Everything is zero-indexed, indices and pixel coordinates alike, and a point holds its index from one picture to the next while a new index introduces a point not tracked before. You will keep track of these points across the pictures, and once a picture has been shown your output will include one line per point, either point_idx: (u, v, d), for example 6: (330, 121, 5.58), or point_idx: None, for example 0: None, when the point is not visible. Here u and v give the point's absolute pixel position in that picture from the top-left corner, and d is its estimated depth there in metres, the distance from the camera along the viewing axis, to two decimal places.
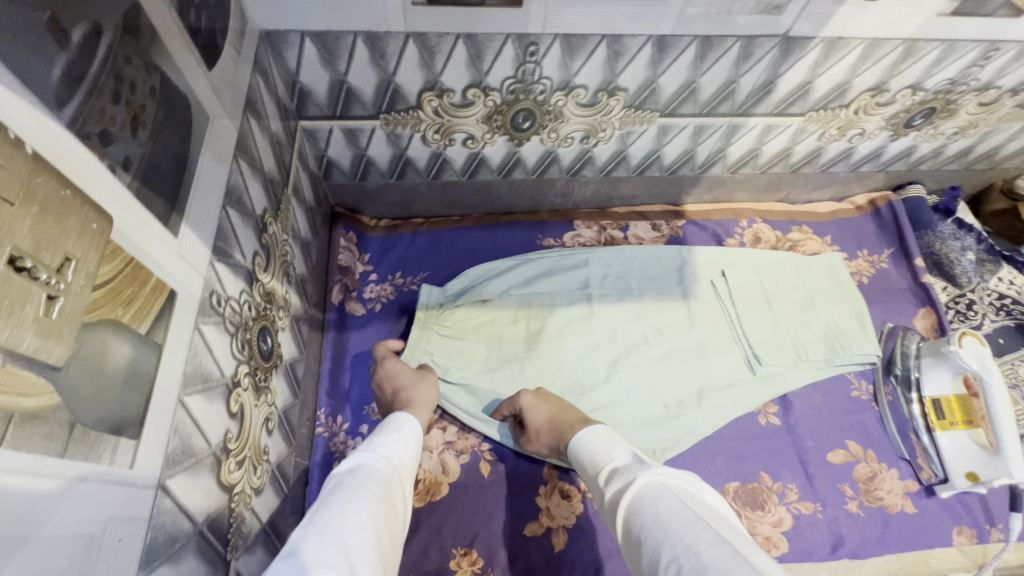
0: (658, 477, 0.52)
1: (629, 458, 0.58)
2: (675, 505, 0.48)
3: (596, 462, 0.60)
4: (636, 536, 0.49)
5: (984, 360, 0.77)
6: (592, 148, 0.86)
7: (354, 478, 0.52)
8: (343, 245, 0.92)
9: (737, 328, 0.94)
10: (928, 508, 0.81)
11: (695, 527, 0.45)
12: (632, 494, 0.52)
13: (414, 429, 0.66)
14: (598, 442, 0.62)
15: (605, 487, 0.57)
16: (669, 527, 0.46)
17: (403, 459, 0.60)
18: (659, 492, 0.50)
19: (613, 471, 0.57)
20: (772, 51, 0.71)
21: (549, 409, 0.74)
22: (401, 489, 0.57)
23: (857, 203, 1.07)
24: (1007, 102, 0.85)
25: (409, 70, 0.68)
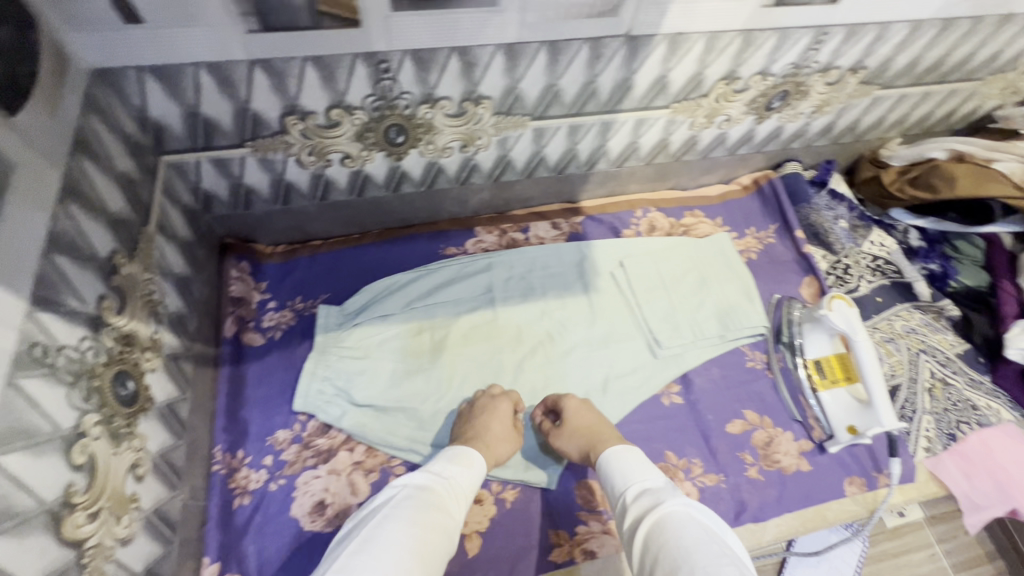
0: (688, 507, 0.59)
1: (660, 483, 0.64)
2: (701, 537, 0.55)
3: (624, 477, 0.66)
4: (656, 551, 0.56)
5: (851, 320, 0.82)
6: (473, 156, 0.88)
7: (410, 498, 0.61)
8: (236, 276, 0.90)
9: (638, 315, 0.97)
10: (822, 464, 0.86)
11: (718, 562, 0.52)
12: (659, 518, 0.59)
13: (484, 467, 0.71)
14: (629, 464, 0.67)
15: (628, 502, 0.63)
16: (693, 556, 0.53)
17: (461, 481, 0.67)
18: (689, 520, 0.57)
19: (640, 491, 0.63)
20: (620, 50, 0.75)
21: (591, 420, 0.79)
22: (458, 504, 0.65)
23: (743, 184, 1.13)
24: (850, 80, 0.92)
25: (264, 96, 0.68)
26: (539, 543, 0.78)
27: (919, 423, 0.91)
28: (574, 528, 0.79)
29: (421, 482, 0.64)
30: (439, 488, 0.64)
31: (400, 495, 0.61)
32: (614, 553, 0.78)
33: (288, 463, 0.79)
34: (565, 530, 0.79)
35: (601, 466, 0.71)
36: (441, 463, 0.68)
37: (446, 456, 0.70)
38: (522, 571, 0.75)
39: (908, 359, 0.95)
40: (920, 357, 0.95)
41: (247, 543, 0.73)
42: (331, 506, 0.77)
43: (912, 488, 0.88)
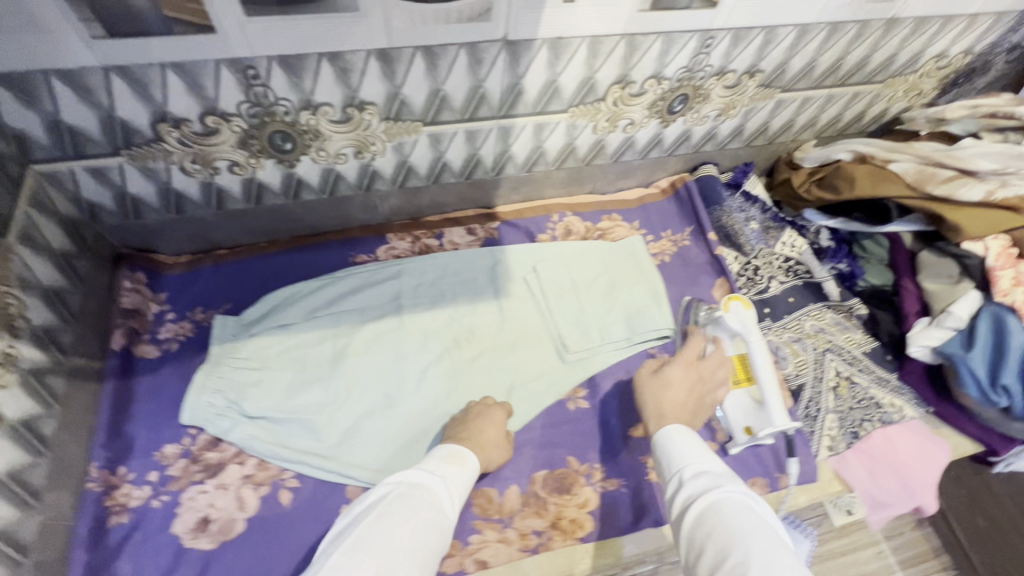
0: (745, 496, 0.58)
1: (720, 470, 0.64)
2: (757, 524, 0.54)
3: (682, 458, 0.66)
4: (705, 530, 0.56)
5: (745, 321, 0.83)
6: (371, 162, 0.87)
7: (408, 494, 0.60)
8: (130, 287, 0.88)
9: (548, 319, 0.97)
10: None
11: (773, 552, 0.51)
12: (714, 498, 0.58)
13: (472, 472, 0.71)
14: (687, 447, 0.68)
15: (686, 480, 0.63)
16: (749, 537, 0.52)
17: (456, 483, 0.66)
18: (746, 507, 0.56)
19: (699, 472, 0.63)
20: (501, 54, 0.74)
21: (683, 390, 0.81)
22: (453, 505, 0.63)
23: (661, 187, 1.14)
24: (749, 84, 0.93)
25: (128, 104, 0.67)
26: None
27: (822, 421, 0.91)
28: (467, 537, 0.78)
29: (420, 480, 0.63)
30: (439, 487, 0.63)
31: (397, 491, 0.60)
32: (506, 561, 0.77)
33: (174, 478, 0.77)
34: (458, 538, 0.78)
35: (657, 443, 0.71)
36: (438, 464, 0.67)
37: (442, 456, 0.70)
38: None
39: (814, 359, 0.96)
40: (826, 356, 0.96)
41: (122, 562, 0.71)
42: (216, 522, 0.75)
43: (816, 488, 0.88)
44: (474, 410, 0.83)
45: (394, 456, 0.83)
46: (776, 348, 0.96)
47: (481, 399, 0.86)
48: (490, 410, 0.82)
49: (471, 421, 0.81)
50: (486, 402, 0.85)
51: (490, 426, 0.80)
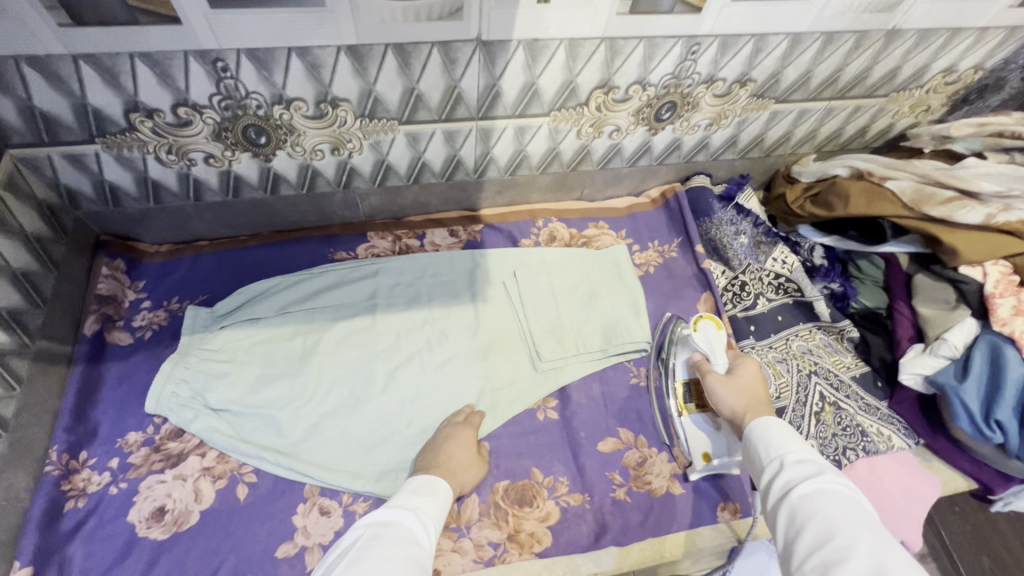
0: (847, 485, 0.55)
1: (819, 458, 0.60)
2: (860, 512, 0.52)
3: (782, 443, 0.63)
4: (806, 514, 0.53)
5: (712, 340, 0.88)
6: (348, 159, 0.87)
7: (383, 531, 0.59)
8: (107, 274, 0.89)
9: (524, 326, 0.95)
10: (694, 487, 0.84)
11: (884, 539, 0.49)
12: (814, 484, 0.56)
13: (447, 497, 0.70)
14: (783, 435, 0.64)
15: (786, 464, 0.60)
16: (851, 522, 0.50)
17: (430, 514, 0.65)
18: (847, 496, 0.54)
19: (797, 459, 0.60)
20: (476, 54, 0.73)
21: (760, 383, 0.78)
22: (429, 536, 0.62)
23: (651, 197, 1.11)
24: (740, 93, 0.90)
25: (99, 92, 0.68)
26: None
27: None
28: None
29: (394, 517, 0.62)
30: (414, 521, 0.62)
31: (370, 531, 0.59)
32: (459, 571, 0.75)
33: (133, 466, 0.77)
34: None
35: (751, 432, 0.68)
36: (413, 496, 0.67)
37: (416, 488, 0.69)
38: None
39: (798, 382, 0.91)
40: (811, 379, 0.92)
41: (73, 547, 0.71)
42: (171, 512, 0.75)
43: None
44: (443, 433, 0.81)
45: (355, 457, 0.82)
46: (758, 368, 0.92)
47: (454, 414, 0.85)
48: (458, 431, 0.81)
49: (437, 445, 0.79)
50: (456, 421, 0.83)
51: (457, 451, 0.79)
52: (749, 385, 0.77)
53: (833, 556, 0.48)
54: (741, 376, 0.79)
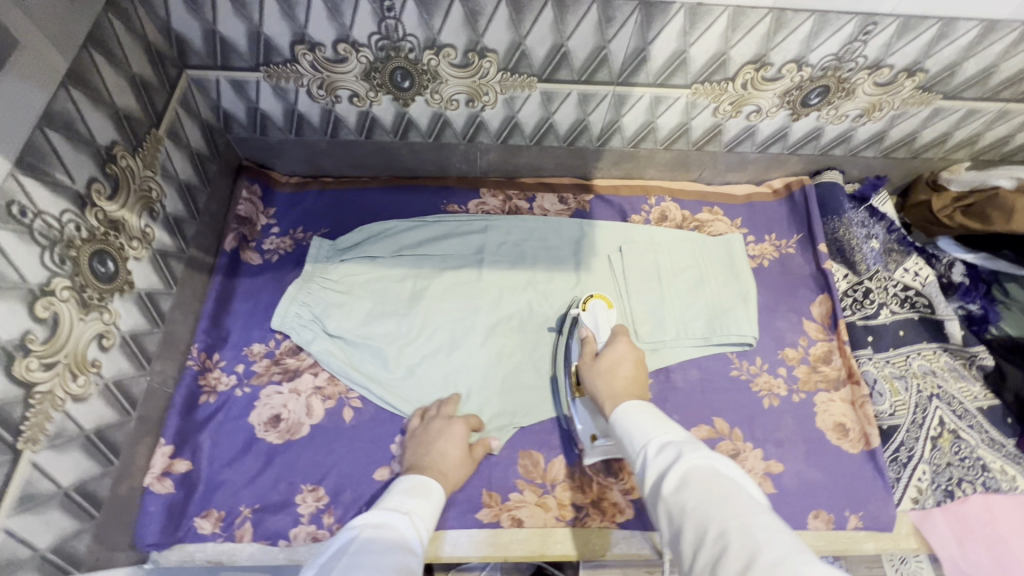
0: (710, 458, 0.53)
1: (682, 438, 0.58)
2: (729, 486, 0.50)
3: (645, 431, 0.60)
4: (681, 509, 0.50)
5: (599, 317, 0.82)
6: (480, 112, 0.88)
7: (377, 537, 0.54)
8: (246, 196, 0.96)
9: (625, 302, 0.94)
10: (787, 491, 0.81)
11: (747, 512, 0.47)
12: (683, 469, 0.53)
13: (439, 500, 0.66)
14: (644, 420, 0.61)
15: (652, 456, 0.57)
16: (720, 503, 0.48)
17: (426, 516, 0.61)
18: (715, 472, 0.51)
19: (663, 445, 0.57)
20: (634, 15, 0.71)
21: (632, 363, 0.74)
22: (423, 543, 0.58)
23: (774, 187, 1.05)
24: (906, 83, 0.82)
25: (274, 21, 0.71)
26: (470, 499, 0.79)
27: (911, 471, 0.82)
28: (507, 494, 0.79)
29: (387, 521, 0.57)
30: (408, 528, 0.58)
31: (362, 535, 0.54)
32: (541, 525, 0.78)
33: (256, 373, 0.84)
34: (499, 493, 0.79)
35: (619, 423, 0.64)
36: (402, 498, 0.62)
37: (405, 489, 0.65)
38: (446, 522, 0.77)
39: (916, 403, 0.85)
40: (932, 402, 0.85)
41: (203, 436, 0.79)
42: (285, 421, 0.82)
43: (889, 539, 0.80)
44: (430, 429, 0.77)
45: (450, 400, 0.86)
46: (873, 381, 0.87)
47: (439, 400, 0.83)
48: (452, 428, 0.77)
49: (431, 443, 0.75)
50: (447, 416, 0.80)
51: (445, 447, 0.74)
52: (614, 367, 0.74)
53: (713, 553, 0.45)
54: (611, 360, 0.74)
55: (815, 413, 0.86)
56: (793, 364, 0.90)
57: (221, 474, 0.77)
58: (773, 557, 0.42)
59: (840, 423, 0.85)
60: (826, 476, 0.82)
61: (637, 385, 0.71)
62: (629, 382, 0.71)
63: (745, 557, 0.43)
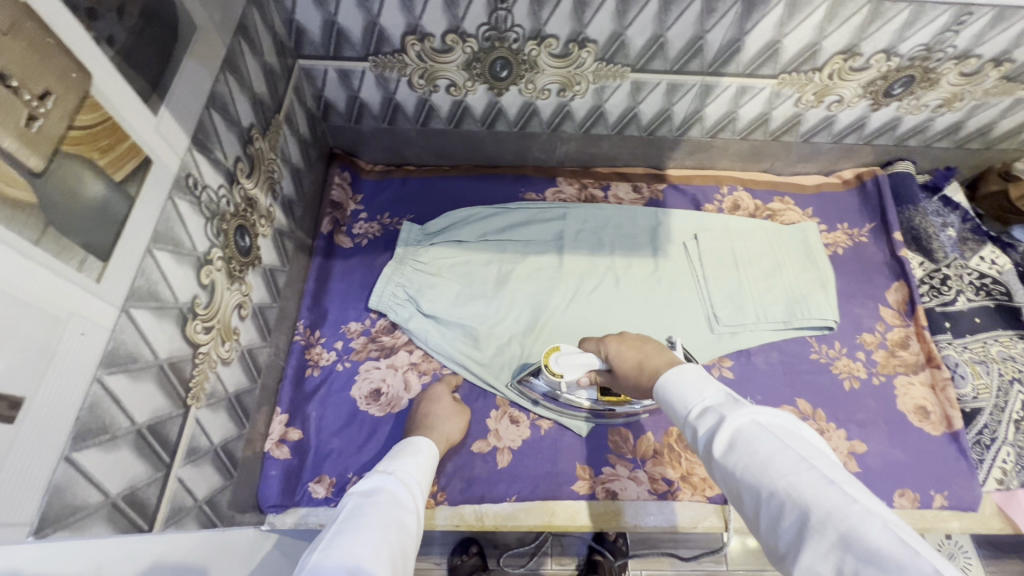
0: (754, 414, 0.47)
1: (722, 396, 0.51)
2: (776, 443, 0.44)
3: (683, 394, 0.53)
4: (733, 476, 0.46)
5: (572, 359, 0.77)
6: (569, 101, 0.91)
7: (368, 501, 0.55)
8: (337, 182, 1.01)
9: (703, 287, 0.96)
10: (871, 470, 0.83)
11: (798, 469, 0.42)
12: (725, 434, 0.47)
13: (429, 461, 0.67)
14: (684, 382, 0.54)
15: (693, 422, 0.51)
16: (767, 466, 0.43)
17: (414, 472, 0.62)
18: (759, 430, 0.46)
19: (704, 409, 0.51)
20: (734, 7, 0.74)
21: (630, 350, 0.69)
22: (417, 497, 0.60)
23: (844, 177, 1.07)
24: (991, 74, 0.84)
25: (391, 13, 0.75)
26: (565, 473, 0.82)
27: (995, 452, 0.83)
28: (599, 467, 0.82)
29: (378, 485, 0.58)
30: (398, 488, 0.58)
31: (357, 501, 0.55)
32: (633, 497, 0.80)
33: (355, 350, 0.88)
34: (591, 466, 0.82)
35: (656, 393, 0.58)
36: (392, 463, 0.63)
37: (395, 457, 0.65)
38: (541, 494, 0.80)
39: (998, 386, 0.86)
40: (1014, 386, 0.86)
41: (310, 407, 0.83)
42: (385, 395, 0.85)
43: (974, 518, 0.82)
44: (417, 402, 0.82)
45: None
46: (954, 365, 0.89)
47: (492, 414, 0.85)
48: (430, 390, 0.84)
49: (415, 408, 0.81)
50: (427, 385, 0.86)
51: (423, 405, 0.81)
52: (626, 366, 0.68)
53: (772, 516, 0.42)
54: (618, 365, 0.69)
55: (896, 395, 0.88)
56: (871, 349, 0.92)
57: (329, 444, 0.81)
58: (827, 516, 0.38)
59: (921, 406, 0.87)
60: (909, 457, 0.84)
61: (651, 357, 0.66)
62: (645, 362, 0.65)
63: (803, 520, 0.40)
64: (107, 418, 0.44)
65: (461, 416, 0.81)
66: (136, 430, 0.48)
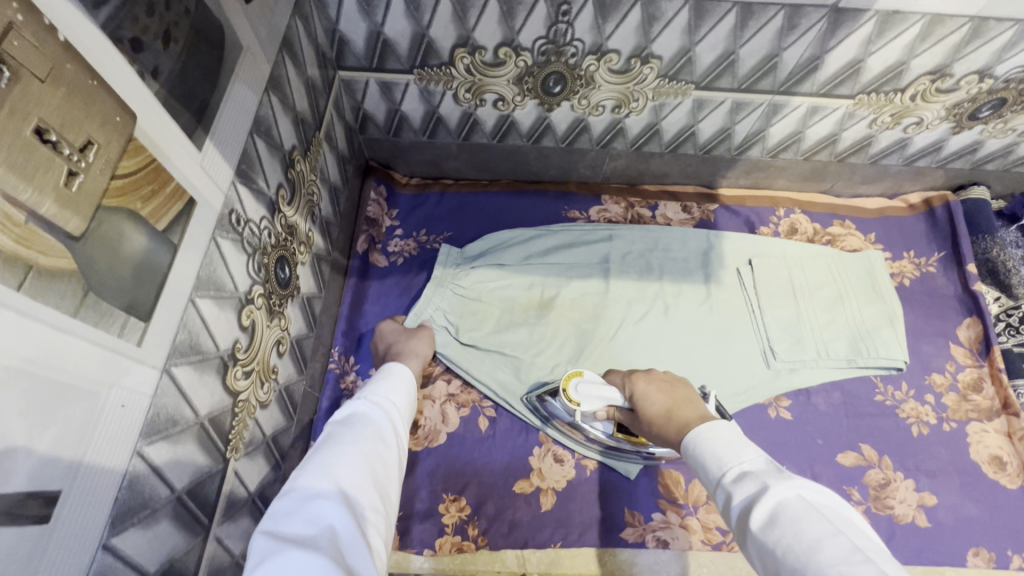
0: (799, 488, 0.41)
1: (764, 464, 0.45)
2: (827, 527, 0.37)
3: (717, 454, 0.47)
4: (772, 558, 0.39)
5: (597, 391, 0.71)
6: (623, 118, 0.85)
7: (347, 428, 0.49)
8: (373, 197, 0.97)
9: (758, 318, 0.90)
10: (942, 526, 0.77)
11: (852, 560, 0.35)
12: (764, 507, 0.41)
13: (408, 378, 0.62)
14: (723, 441, 0.48)
15: (728, 486, 0.45)
16: (815, 551, 0.36)
17: (393, 397, 0.57)
18: (806, 508, 0.39)
19: (741, 475, 0.45)
20: (820, 23, 0.67)
21: (661, 393, 0.64)
22: (397, 420, 0.55)
23: (910, 202, 1.00)
24: None
25: (442, 24, 0.69)
26: (612, 518, 0.77)
27: None
28: (649, 514, 0.77)
29: (350, 408, 0.53)
30: (371, 408, 0.53)
31: (337, 428, 0.49)
32: (686, 548, 0.75)
33: None
34: (641, 512, 0.77)
35: (687, 449, 0.52)
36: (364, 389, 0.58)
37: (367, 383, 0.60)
38: (587, 542, 0.75)
39: None
40: None
41: None
42: (422, 428, 0.82)
43: None
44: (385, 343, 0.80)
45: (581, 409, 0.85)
46: None
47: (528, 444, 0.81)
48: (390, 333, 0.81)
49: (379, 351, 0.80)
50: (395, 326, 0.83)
51: (382, 341, 0.79)
52: (652, 409, 0.63)
53: None
54: (642, 405, 0.64)
55: (968, 444, 0.82)
56: (941, 392, 0.86)
57: None
58: None
59: (996, 456, 0.81)
60: (983, 512, 0.78)
61: (681, 404, 0.61)
62: (674, 411, 0.60)
63: None
64: (146, 493, 0.40)
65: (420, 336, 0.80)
66: (175, 498, 0.44)
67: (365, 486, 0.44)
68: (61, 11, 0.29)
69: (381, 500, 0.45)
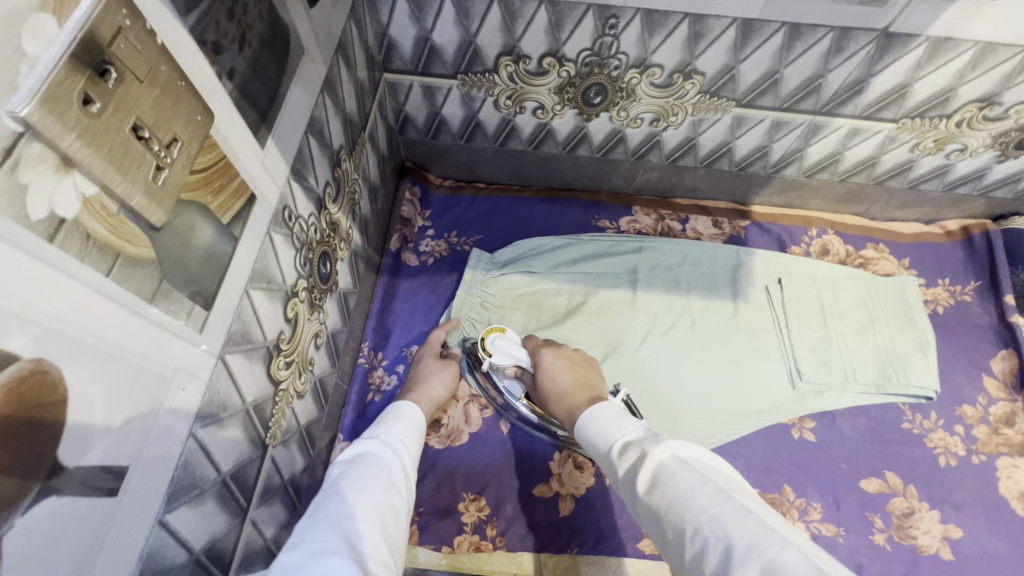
0: (673, 447, 0.47)
1: (642, 430, 0.51)
2: (696, 475, 0.43)
3: (605, 431, 0.53)
4: (657, 517, 0.44)
5: (511, 349, 0.76)
6: (661, 131, 0.86)
7: (355, 475, 0.50)
8: (407, 198, 0.99)
9: (785, 338, 0.89)
10: (967, 559, 0.76)
11: (716, 500, 0.41)
12: (647, 470, 0.46)
13: (417, 417, 0.63)
14: (610, 418, 0.54)
15: (616, 459, 0.50)
16: (687, 500, 0.42)
17: (403, 436, 0.58)
18: (679, 463, 0.45)
19: (626, 446, 0.50)
20: (868, 46, 0.67)
21: (566, 370, 0.68)
22: (406, 462, 0.55)
23: (947, 228, 0.98)
24: None
25: (490, 32, 0.71)
26: (630, 528, 0.77)
27: None
28: None
29: (360, 449, 0.54)
30: (381, 450, 0.54)
31: (344, 476, 0.50)
32: None
33: None
34: None
35: (580, 428, 0.57)
36: (375, 428, 0.59)
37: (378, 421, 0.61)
38: (604, 550, 0.76)
39: None
40: None
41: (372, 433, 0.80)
42: (445, 427, 0.83)
43: None
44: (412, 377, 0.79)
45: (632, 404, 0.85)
46: None
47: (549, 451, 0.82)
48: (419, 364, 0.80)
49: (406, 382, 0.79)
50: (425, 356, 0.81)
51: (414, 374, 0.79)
52: (554, 384, 0.67)
53: (696, 555, 0.39)
54: (544, 379, 0.69)
55: (997, 478, 0.80)
56: (971, 424, 0.84)
57: None
58: (748, 545, 0.36)
59: None
60: (1010, 548, 0.76)
61: (580, 386, 0.65)
62: (572, 390, 0.65)
63: (725, 552, 0.37)
64: (197, 474, 0.42)
65: (449, 368, 0.79)
66: (220, 480, 0.46)
67: (373, 539, 0.44)
68: (159, 16, 0.31)
69: (390, 553, 0.45)
